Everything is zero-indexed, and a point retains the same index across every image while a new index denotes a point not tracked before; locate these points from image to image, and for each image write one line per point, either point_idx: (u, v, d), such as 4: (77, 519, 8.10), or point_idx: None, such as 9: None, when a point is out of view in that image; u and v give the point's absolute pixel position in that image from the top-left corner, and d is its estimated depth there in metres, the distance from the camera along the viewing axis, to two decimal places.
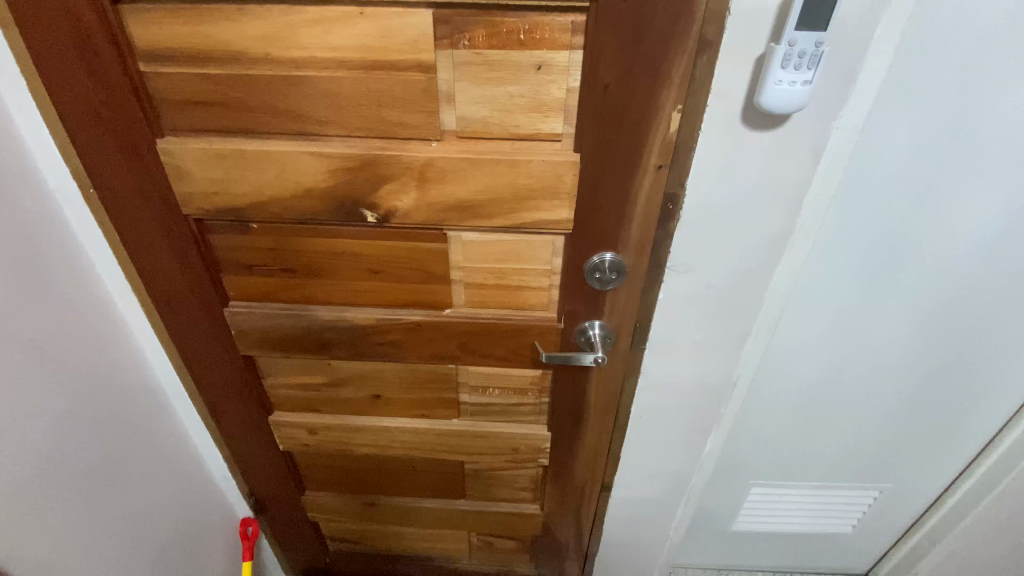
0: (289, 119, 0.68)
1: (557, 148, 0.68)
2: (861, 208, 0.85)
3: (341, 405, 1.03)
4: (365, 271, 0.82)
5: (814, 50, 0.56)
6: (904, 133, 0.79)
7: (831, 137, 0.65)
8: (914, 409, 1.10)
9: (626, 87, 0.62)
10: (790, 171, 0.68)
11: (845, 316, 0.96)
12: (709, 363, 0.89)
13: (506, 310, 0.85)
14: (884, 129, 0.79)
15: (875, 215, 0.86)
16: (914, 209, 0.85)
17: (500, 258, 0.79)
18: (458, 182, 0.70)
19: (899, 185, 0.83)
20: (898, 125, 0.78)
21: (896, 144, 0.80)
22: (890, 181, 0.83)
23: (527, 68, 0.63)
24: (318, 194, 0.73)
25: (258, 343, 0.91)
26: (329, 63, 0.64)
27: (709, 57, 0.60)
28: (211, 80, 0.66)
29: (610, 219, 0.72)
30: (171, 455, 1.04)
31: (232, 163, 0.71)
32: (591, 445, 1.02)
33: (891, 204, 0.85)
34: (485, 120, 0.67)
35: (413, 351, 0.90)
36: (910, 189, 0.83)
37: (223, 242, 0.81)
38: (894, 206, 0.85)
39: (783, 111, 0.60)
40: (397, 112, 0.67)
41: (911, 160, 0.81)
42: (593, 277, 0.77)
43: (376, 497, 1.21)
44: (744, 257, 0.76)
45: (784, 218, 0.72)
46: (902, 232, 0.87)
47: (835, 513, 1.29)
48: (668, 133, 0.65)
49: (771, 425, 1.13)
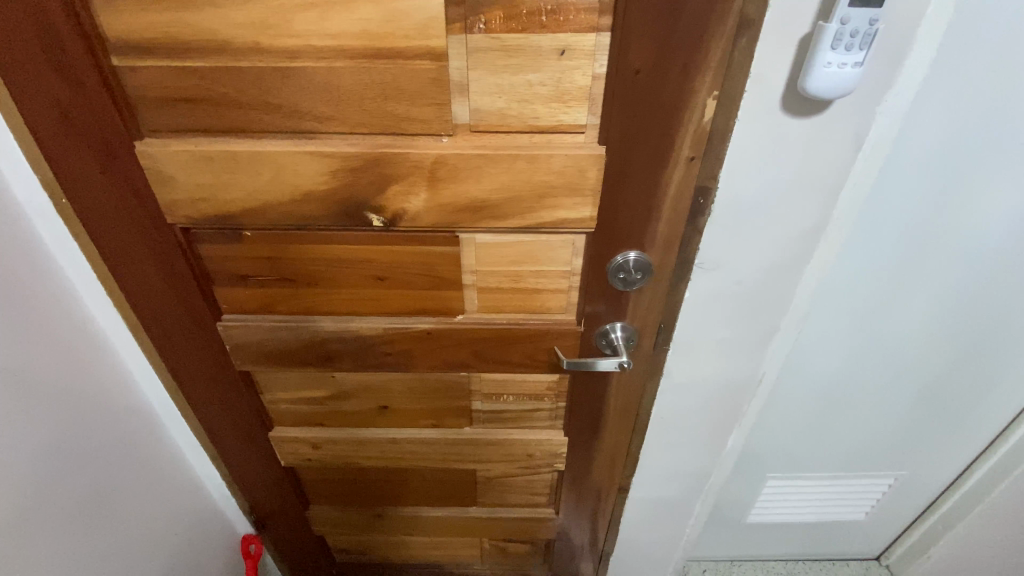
0: (283, 117, 0.61)
1: (579, 141, 0.63)
2: (892, 200, 0.81)
3: (345, 419, 0.97)
4: (371, 279, 0.76)
5: (867, 29, 0.51)
6: (940, 123, 0.74)
7: (874, 124, 0.61)
8: (932, 399, 1.08)
9: (658, 73, 0.57)
10: (828, 160, 0.63)
11: (867, 310, 0.93)
12: (734, 363, 0.85)
13: (521, 314, 0.80)
14: (919, 118, 0.73)
15: (907, 206, 0.81)
16: (944, 202, 0.81)
17: (515, 260, 0.74)
18: (472, 180, 0.64)
19: (935, 174, 0.78)
20: (937, 112, 0.73)
21: (931, 135, 0.75)
22: (922, 174, 0.78)
23: (549, 53, 0.57)
24: (318, 198, 0.66)
25: (255, 357, 0.85)
26: (327, 51, 0.57)
27: (749, 38, 0.55)
28: (194, 74, 0.59)
29: (636, 216, 0.67)
30: (167, 477, 0.98)
31: (220, 166, 0.64)
32: (609, 448, 0.98)
33: (920, 197, 0.80)
34: (502, 112, 0.61)
35: (423, 361, 0.85)
36: (941, 180, 0.79)
37: (213, 252, 0.74)
38: (926, 196, 0.80)
39: (830, 97, 0.56)
40: (403, 106, 0.60)
41: (944, 152, 0.76)
42: (617, 277, 0.72)
43: (383, 509, 1.17)
44: (775, 253, 0.72)
45: (819, 210, 0.68)
46: (929, 225, 0.83)
47: (850, 502, 1.27)
48: (701, 122, 0.60)
49: (790, 419, 1.10)
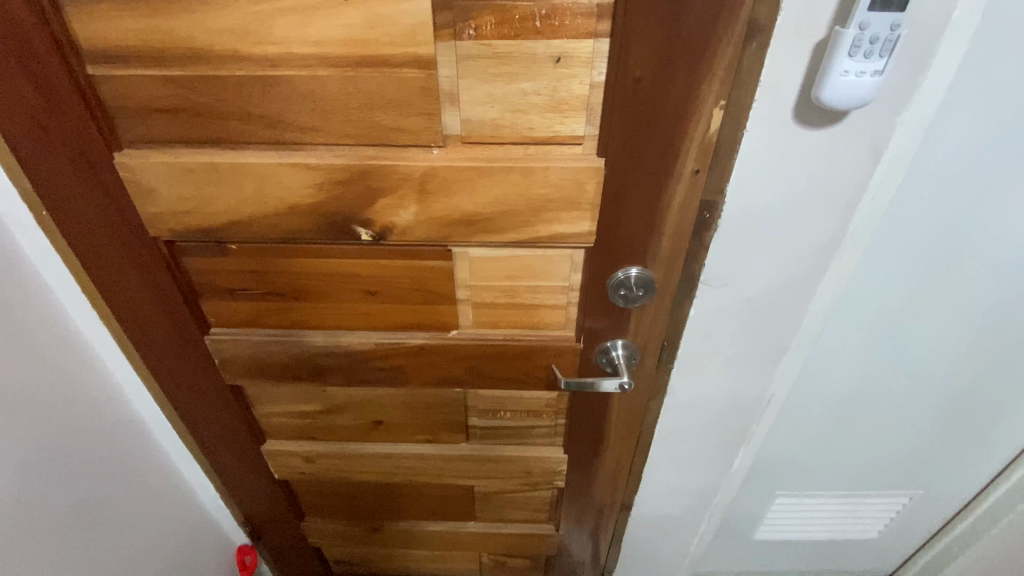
0: (266, 127, 0.59)
1: (578, 152, 0.59)
2: (915, 212, 0.75)
3: (338, 432, 0.94)
4: (362, 293, 0.73)
5: (888, 35, 0.47)
6: (969, 130, 0.69)
7: (895, 134, 0.57)
8: (952, 416, 1.03)
9: (662, 81, 0.53)
10: (845, 172, 0.59)
11: (886, 325, 0.88)
12: (741, 381, 0.82)
13: (519, 330, 0.77)
14: (948, 125, 0.68)
15: (930, 218, 0.76)
16: (971, 213, 0.76)
17: (512, 275, 0.70)
18: (464, 194, 0.61)
19: (962, 183, 0.73)
20: (967, 118, 0.68)
21: (959, 143, 0.70)
22: (949, 184, 0.73)
23: (544, 60, 0.54)
24: (304, 211, 0.63)
25: (245, 371, 0.83)
26: (309, 59, 0.54)
27: (759, 44, 0.51)
28: (173, 83, 0.57)
29: (639, 231, 0.64)
30: (157, 490, 0.97)
31: (202, 178, 0.62)
32: (611, 466, 0.95)
33: (947, 207, 0.75)
34: (495, 122, 0.57)
35: (416, 377, 0.82)
36: (970, 190, 0.74)
37: (199, 265, 0.72)
38: (953, 207, 0.75)
39: (846, 107, 0.52)
40: (391, 116, 0.57)
41: (973, 160, 0.71)
42: (618, 294, 0.68)
43: (379, 522, 1.14)
44: (785, 269, 0.68)
45: (835, 225, 0.64)
46: (955, 237, 0.78)
47: (862, 520, 1.23)
48: (707, 133, 0.56)
49: (801, 435, 1.05)
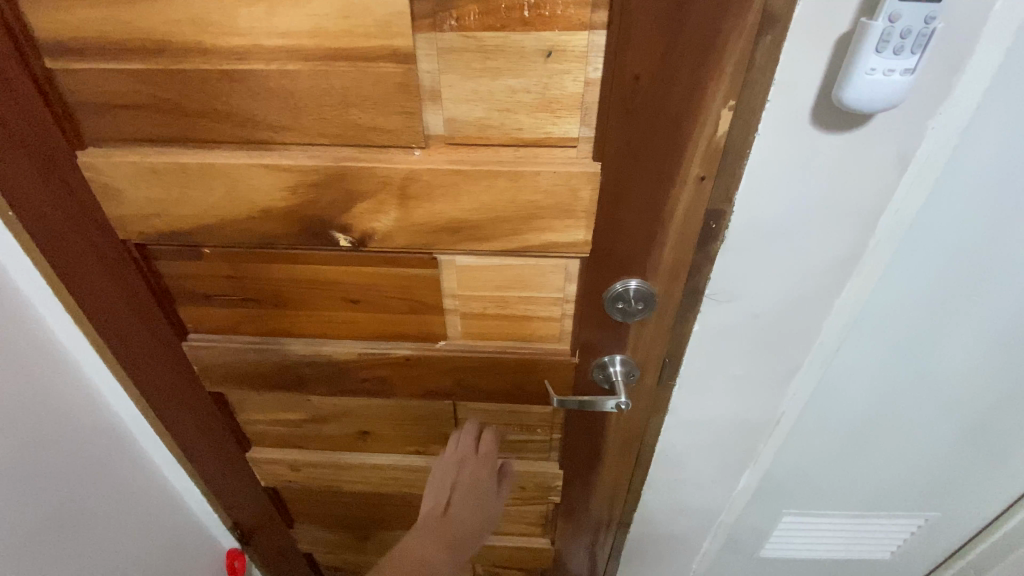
0: (234, 126, 0.54)
1: (571, 155, 0.54)
2: (954, 223, 0.65)
3: (324, 441, 0.91)
4: (343, 300, 0.69)
5: (922, 28, 0.42)
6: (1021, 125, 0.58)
7: (924, 139, 0.51)
8: (976, 437, 0.96)
9: (664, 79, 0.48)
10: (866, 180, 0.54)
11: (907, 344, 0.79)
12: (747, 399, 0.77)
13: (510, 342, 0.72)
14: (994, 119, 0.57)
15: (971, 231, 0.66)
16: (1015, 222, 0.65)
17: (501, 285, 0.66)
18: (448, 199, 0.56)
19: (1004, 189, 0.62)
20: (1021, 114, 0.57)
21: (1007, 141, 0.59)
22: (991, 189, 0.62)
23: (533, 54, 0.49)
24: (278, 215, 0.59)
25: (225, 379, 0.79)
26: (278, 52, 0.50)
27: (775, 37, 0.46)
28: (134, 77, 0.53)
29: (638, 240, 0.59)
30: (141, 495, 0.94)
31: (169, 179, 0.58)
32: (608, 483, 0.90)
33: (986, 215, 0.64)
34: (481, 122, 0.53)
35: (402, 389, 0.77)
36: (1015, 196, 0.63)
37: (173, 269, 0.68)
38: (993, 217, 0.65)
39: (873, 110, 0.46)
40: (368, 115, 0.53)
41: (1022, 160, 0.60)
42: (615, 307, 0.63)
43: (370, 530, 1.11)
44: (799, 284, 0.62)
45: (854, 237, 0.58)
46: (993, 250, 0.68)
47: (873, 541, 1.17)
48: (715, 136, 0.51)
49: (811, 457, 0.98)
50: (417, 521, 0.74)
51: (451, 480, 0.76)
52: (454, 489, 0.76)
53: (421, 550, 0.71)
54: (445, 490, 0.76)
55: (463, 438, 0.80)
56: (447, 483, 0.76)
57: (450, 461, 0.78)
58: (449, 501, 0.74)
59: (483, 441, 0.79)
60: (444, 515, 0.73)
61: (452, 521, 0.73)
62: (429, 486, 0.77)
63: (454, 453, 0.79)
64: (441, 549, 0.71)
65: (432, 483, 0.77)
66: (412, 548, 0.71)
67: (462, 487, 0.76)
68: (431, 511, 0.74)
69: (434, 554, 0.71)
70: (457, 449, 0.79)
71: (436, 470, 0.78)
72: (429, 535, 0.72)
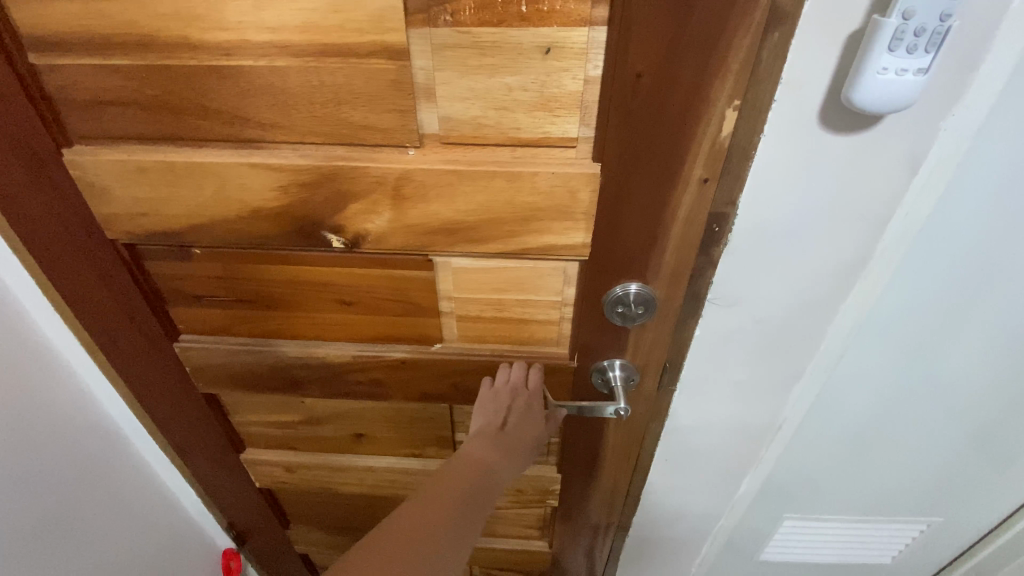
0: (223, 123, 0.53)
1: (570, 156, 0.53)
2: (968, 226, 0.63)
3: (319, 443, 0.90)
4: (336, 302, 0.67)
5: (937, 26, 0.40)
6: None
7: (937, 141, 0.49)
8: (982, 443, 0.94)
9: (667, 78, 0.46)
10: (875, 183, 0.52)
11: (913, 348, 0.77)
12: (749, 405, 0.75)
13: (507, 346, 0.71)
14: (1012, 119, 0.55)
15: (984, 234, 0.64)
16: None
17: (498, 288, 0.64)
18: (443, 200, 0.55)
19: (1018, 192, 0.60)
20: None
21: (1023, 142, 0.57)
22: (1004, 192, 0.60)
23: (531, 51, 0.47)
24: (269, 215, 0.58)
25: (218, 380, 0.78)
26: (267, 48, 0.48)
27: (783, 34, 0.44)
28: (120, 73, 0.51)
29: (639, 244, 0.57)
30: (134, 496, 0.93)
31: (158, 178, 0.56)
32: (607, 488, 0.89)
33: (999, 219, 0.62)
34: (477, 122, 0.51)
35: (398, 392, 0.76)
36: None
37: (164, 269, 0.67)
38: (1006, 220, 0.63)
39: (885, 110, 0.44)
40: (360, 113, 0.51)
41: None
42: (615, 311, 0.62)
43: (366, 531, 1.11)
44: (804, 289, 0.61)
45: (861, 241, 0.56)
46: (1004, 254, 0.66)
47: (873, 546, 1.16)
48: (718, 138, 0.49)
49: (813, 462, 0.97)
50: (466, 440, 0.65)
51: (504, 399, 0.67)
52: (511, 409, 0.66)
53: (480, 456, 0.61)
54: (497, 410, 0.67)
55: (511, 370, 0.69)
56: (500, 404, 0.67)
57: (503, 386, 0.68)
58: (506, 420, 0.65)
59: (532, 372, 0.69)
60: (501, 431, 0.64)
61: (508, 439, 0.64)
62: (478, 405, 0.68)
63: (506, 382, 0.68)
64: (501, 463, 0.62)
65: (479, 404, 0.68)
66: (469, 456, 0.61)
67: (518, 408, 0.66)
68: (484, 430, 0.64)
69: (493, 461, 0.62)
70: (509, 378, 0.69)
71: (484, 392, 0.69)
72: (485, 445, 0.62)
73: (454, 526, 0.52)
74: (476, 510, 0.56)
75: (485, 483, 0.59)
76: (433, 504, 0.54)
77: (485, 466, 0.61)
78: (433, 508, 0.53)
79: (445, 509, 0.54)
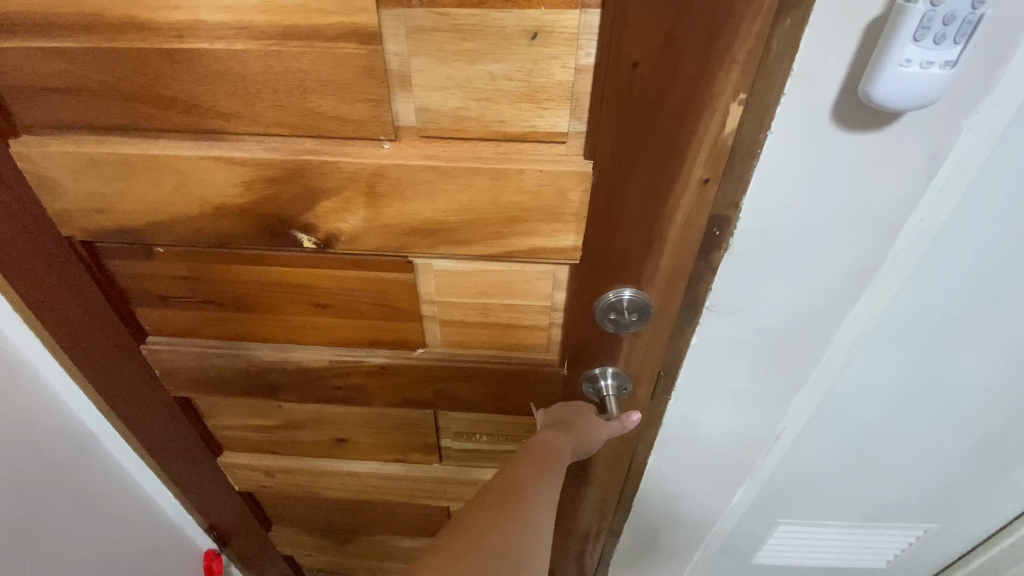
0: (181, 113, 0.48)
1: (559, 153, 0.48)
2: (986, 229, 0.59)
3: (299, 448, 0.86)
4: (311, 305, 0.63)
5: (968, 14, 0.36)
6: None
7: (958, 141, 0.45)
8: (985, 451, 0.91)
9: (664, 70, 0.42)
10: (890, 186, 0.48)
11: (920, 356, 0.74)
12: (748, 414, 0.72)
13: (493, 352, 0.67)
14: None
15: (1002, 240, 0.60)
16: None
17: (483, 292, 0.60)
18: (421, 199, 0.50)
19: None
20: None
21: None
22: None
23: (516, 36, 0.42)
24: (234, 213, 0.53)
25: (189, 384, 0.74)
26: (224, 30, 0.43)
27: (795, 21, 0.40)
28: (65, 58, 0.46)
29: (632, 250, 0.53)
30: (107, 498, 0.90)
31: (113, 172, 0.52)
32: (598, 495, 0.86)
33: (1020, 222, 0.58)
34: (457, 114, 0.47)
35: (379, 397, 0.72)
36: None
37: (126, 268, 0.63)
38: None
39: (907, 107, 0.40)
40: (329, 102, 0.46)
41: None
42: (607, 318, 0.58)
43: (351, 533, 1.08)
44: (810, 298, 0.57)
45: (874, 246, 0.52)
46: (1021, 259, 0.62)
47: (869, 550, 1.14)
48: (721, 135, 0.45)
49: (811, 469, 0.94)
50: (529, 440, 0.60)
51: (560, 411, 0.66)
52: (568, 416, 0.64)
53: (545, 448, 0.58)
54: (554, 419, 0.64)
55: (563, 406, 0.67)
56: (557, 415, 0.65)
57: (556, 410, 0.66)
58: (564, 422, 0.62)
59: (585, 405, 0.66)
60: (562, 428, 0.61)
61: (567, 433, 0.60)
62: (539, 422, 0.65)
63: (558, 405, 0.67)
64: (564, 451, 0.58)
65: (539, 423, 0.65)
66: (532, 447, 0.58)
67: (572, 415, 0.64)
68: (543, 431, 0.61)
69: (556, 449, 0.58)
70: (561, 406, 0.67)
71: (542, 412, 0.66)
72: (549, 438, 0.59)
73: (525, 501, 0.50)
74: (545, 490, 0.52)
75: (555, 464, 0.56)
76: (502, 485, 0.52)
77: (553, 452, 0.57)
78: (502, 489, 0.51)
79: (515, 489, 0.51)
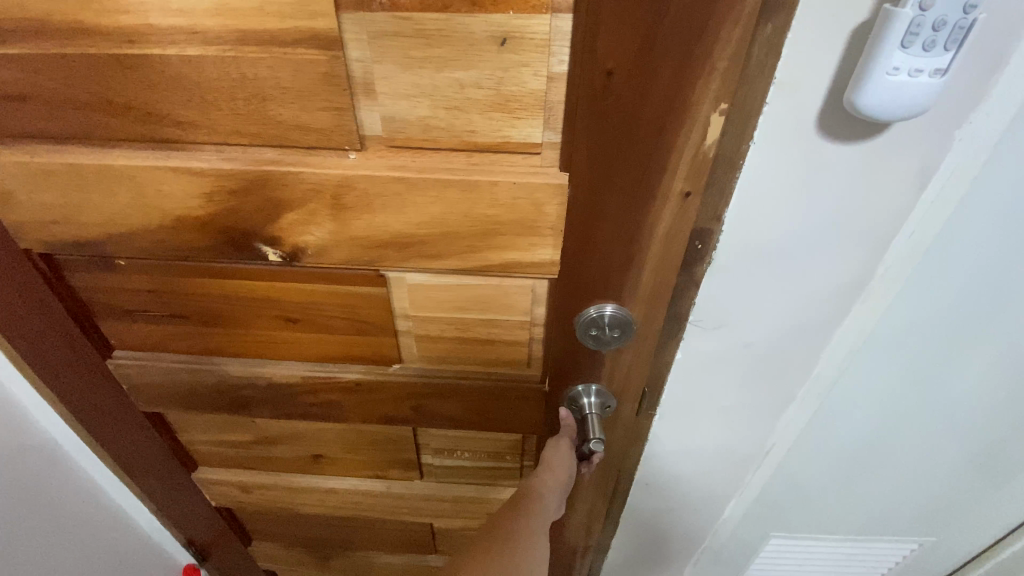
0: (137, 121, 0.46)
1: (534, 164, 0.46)
2: (980, 239, 0.57)
3: (276, 463, 0.84)
4: (281, 319, 0.61)
5: (958, 19, 0.34)
6: None
7: (950, 152, 0.43)
8: (981, 464, 0.89)
9: (640, 78, 0.40)
10: (879, 198, 0.46)
11: (912, 368, 0.72)
12: (736, 429, 0.69)
13: (472, 367, 0.64)
14: None
15: (999, 249, 0.58)
16: None
17: (459, 306, 0.57)
18: (390, 211, 0.48)
19: None
20: None
21: None
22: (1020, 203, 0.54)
23: (484, 42, 0.40)
24: (196, 225, 0.51)
25: (158, 400, 0.71)
26: (178, 35, 0.41)
27: (777, 26, 0.38)
28: (12, 63, 0.44)
29: (613, 264, 0.51)
30: (80, 515, 0.87)
31: (68, 183, 0.49)
32: (583, 511, 0.83)
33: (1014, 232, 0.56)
34: (425, 123, 0.45)
35: (355, 414, 0.70)
36: None
37: (88, 281, 0.60)
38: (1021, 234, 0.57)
39: (897, 117, 0.38)
40: (290, 110, 0.44)
41: None
42: (588, 334, 0.55)
43: (333, 548, 1.05)
44: (798, 313, 0.55)
45: (863, 260, 0.50)
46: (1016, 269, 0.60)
47: (863, 563, 1.11)
48: (702, 145, 0.43)
49: (804, 482, 0.92)
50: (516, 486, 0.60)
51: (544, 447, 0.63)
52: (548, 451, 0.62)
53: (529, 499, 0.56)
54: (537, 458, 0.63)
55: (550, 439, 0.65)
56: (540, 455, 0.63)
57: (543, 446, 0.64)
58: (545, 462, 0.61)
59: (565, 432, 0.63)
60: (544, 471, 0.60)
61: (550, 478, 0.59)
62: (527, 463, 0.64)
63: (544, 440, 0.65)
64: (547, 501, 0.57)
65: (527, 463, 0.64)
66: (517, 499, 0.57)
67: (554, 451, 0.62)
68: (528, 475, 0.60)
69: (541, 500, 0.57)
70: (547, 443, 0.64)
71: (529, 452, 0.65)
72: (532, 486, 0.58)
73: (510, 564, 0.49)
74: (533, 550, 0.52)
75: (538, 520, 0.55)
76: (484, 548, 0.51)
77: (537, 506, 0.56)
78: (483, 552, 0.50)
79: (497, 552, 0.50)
